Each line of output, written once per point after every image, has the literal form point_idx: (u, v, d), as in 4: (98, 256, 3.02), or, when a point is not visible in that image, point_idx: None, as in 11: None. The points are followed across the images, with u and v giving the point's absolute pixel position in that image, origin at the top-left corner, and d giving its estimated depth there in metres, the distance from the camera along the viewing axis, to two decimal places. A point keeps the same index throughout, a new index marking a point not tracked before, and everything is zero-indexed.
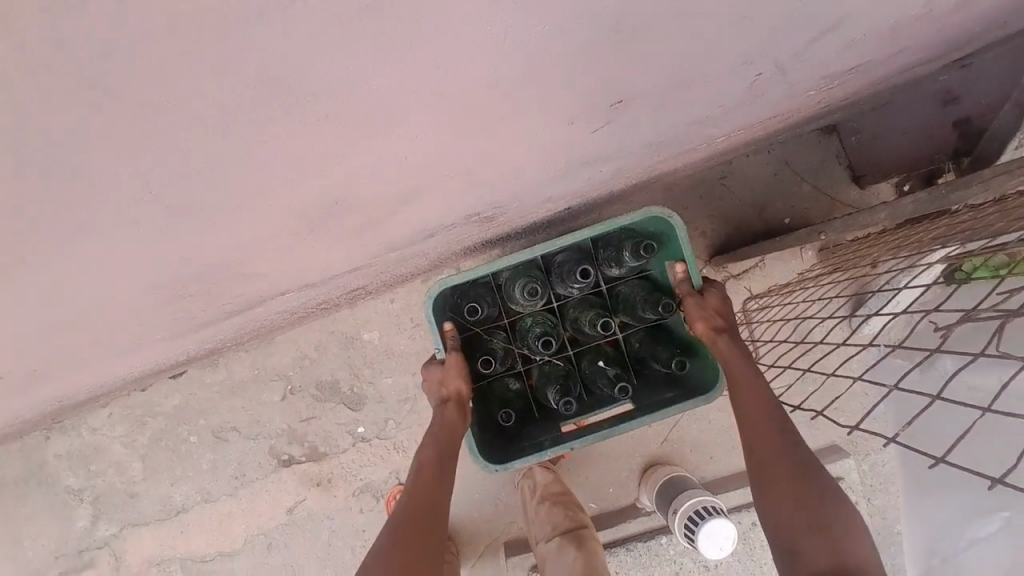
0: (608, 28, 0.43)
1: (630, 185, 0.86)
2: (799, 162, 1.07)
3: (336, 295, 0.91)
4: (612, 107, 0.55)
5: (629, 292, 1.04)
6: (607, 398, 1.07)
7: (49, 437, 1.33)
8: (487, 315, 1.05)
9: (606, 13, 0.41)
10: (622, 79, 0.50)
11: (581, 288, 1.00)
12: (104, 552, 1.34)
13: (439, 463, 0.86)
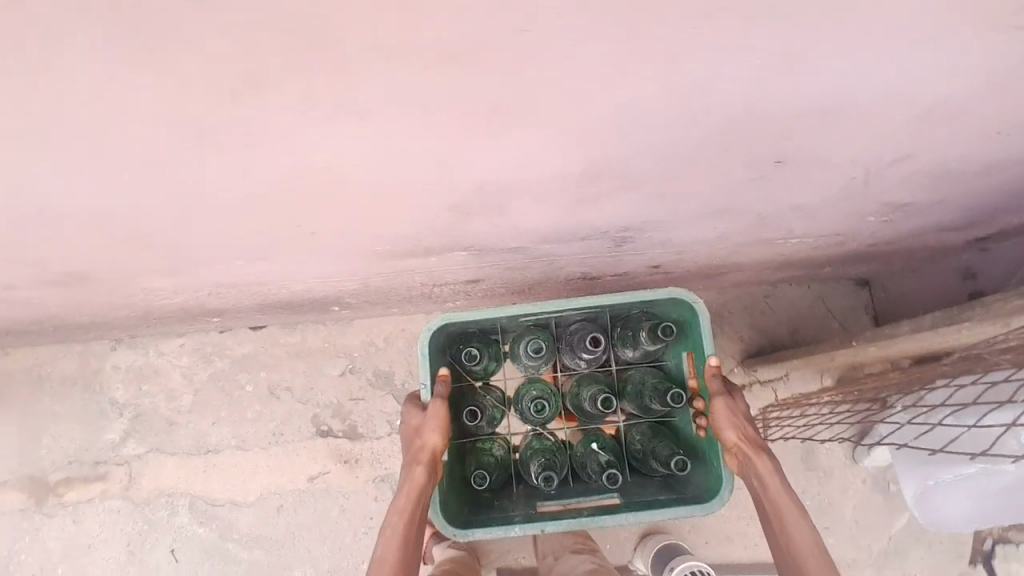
0: (810, 108, 0.51)
1: (704, 271, 1.07)
2: (832, 301, 1.32)
3: (436, 288, 1.09)
4: (772, 165, 0.59)
5: (638, 377, 1.16)
6: (598, 485, 1.15)
7: (114, 348, 1.44)
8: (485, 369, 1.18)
9: (819, 95, 0.49)
10: (795, 142, 0.55)
11: (588, 362, 1.14)
12: (122, 470, 1.41)
13: (410, 530, 0.95)
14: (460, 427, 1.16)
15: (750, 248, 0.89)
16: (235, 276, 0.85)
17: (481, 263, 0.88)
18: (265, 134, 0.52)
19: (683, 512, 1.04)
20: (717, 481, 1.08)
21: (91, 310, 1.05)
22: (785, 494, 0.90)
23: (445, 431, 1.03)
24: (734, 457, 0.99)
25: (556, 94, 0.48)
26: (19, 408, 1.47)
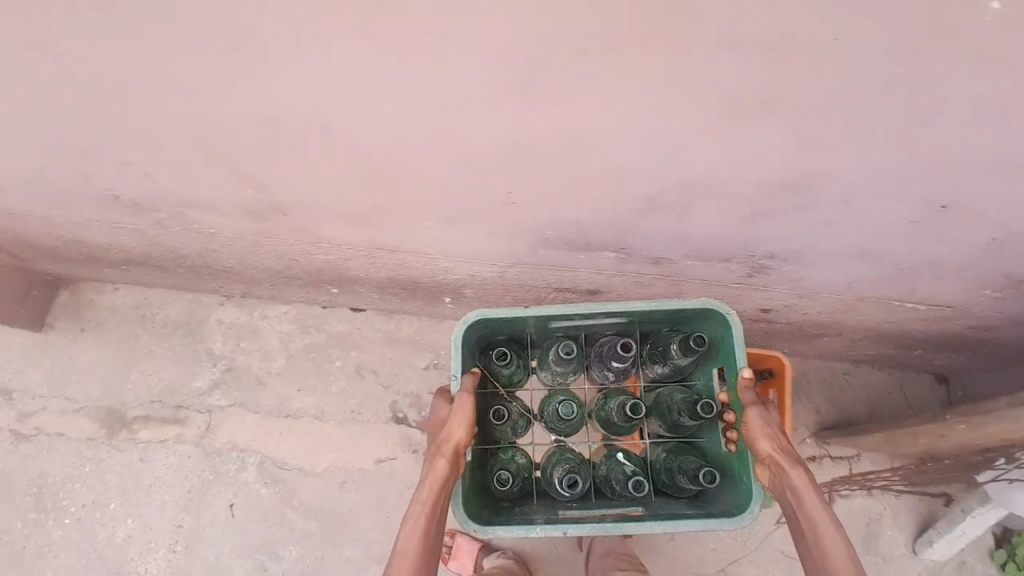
0: (990, 160, 0.61)
1: (802, 330, 1.15)
2: (909, 393, 1.38)
3: (548, 293, 1.18)
4: (934, 210, 0.69)
5: (667, 395, 1.18)
6: (621, 498, 1.14)
7: (223, 304, 1.55)
8: (513, 375, 1.20)
9: (1002, 148, 0.59)
10: (961, 190, 0.66)
11: (617, 375, 1.16)
12: (201, 416, 1.48)
13: (430, 524, 0.97)
14: (486, 430, 1.18)
15: (863, 305, 0.97)
16: (404, 240, 0.96)
17: (617, 272, 0.97)
18: (529, 117, 0.64)
19: (710, 525, 1.02)
20: (745, 497, 1.06)
21: (245, 253, 1.17)
22: (818, 504, 0.92)
23: (471, 426, 1.05)
24: (766, 467, 1.00)
25: (779, 111, 0.59)
26: (118, 342, 1.56)
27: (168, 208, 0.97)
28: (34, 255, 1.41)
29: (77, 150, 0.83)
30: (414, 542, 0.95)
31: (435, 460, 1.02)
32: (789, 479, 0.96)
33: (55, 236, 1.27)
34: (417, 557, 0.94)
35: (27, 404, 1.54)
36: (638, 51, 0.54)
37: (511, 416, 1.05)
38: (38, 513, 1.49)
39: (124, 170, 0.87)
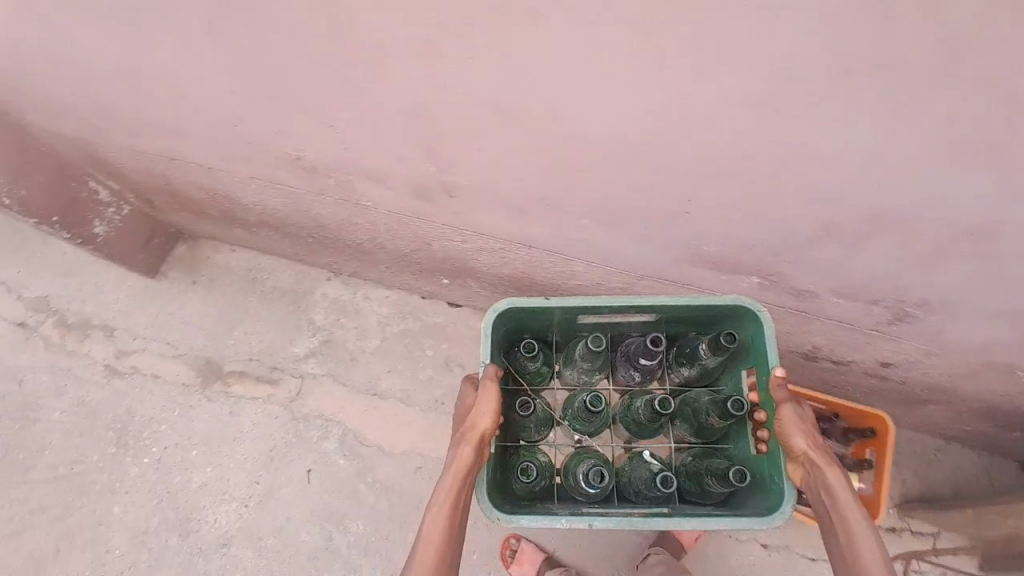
0: None
1: (908, 392, 1.16)
2: (999, 480, 1.35)
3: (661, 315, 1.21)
4: None
5: (694, 398, 1.19)
6: (645, 499, 1.13)
7: (328, 279, 1.62)
8: (539, 371, 1.22)
9: None
10: None
11: (643, 375, 1.17)
12: (294, 381, 1.55)
13: (454, 514, 0.97)
14: (511, 428, 1.19)
15: (987, 372, 0.99)
16: (549, 239, 1.02)
17: (747, 301, 1.01)
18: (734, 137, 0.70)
19: (741, 522, 0.99)
20: (777, 497, 1.04)
21: (382, 230, 1.24)
22: (850, 501, 0.92)
23: (495, 416, 1.05)
24: (799, 464, 1.00)
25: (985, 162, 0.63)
26: (224, 300, 1.63)
27: (337, 177, 1.04)
28: (171, 205, 1.50)
29: (283, 108, 0.89)
30: (440, 530, 0.95)
31: (460, 449, 1.02)
32: (825, 477, 0.96)
33: (203, 189, 1.35)
34: (442, 545, 0.93)
35: (128, 343, 1.61)
36: (922, 77, 0.55)
37: (537, 407, 1.06)
38: (120, 449, 1.54)
39: (318, 132, 0.92)
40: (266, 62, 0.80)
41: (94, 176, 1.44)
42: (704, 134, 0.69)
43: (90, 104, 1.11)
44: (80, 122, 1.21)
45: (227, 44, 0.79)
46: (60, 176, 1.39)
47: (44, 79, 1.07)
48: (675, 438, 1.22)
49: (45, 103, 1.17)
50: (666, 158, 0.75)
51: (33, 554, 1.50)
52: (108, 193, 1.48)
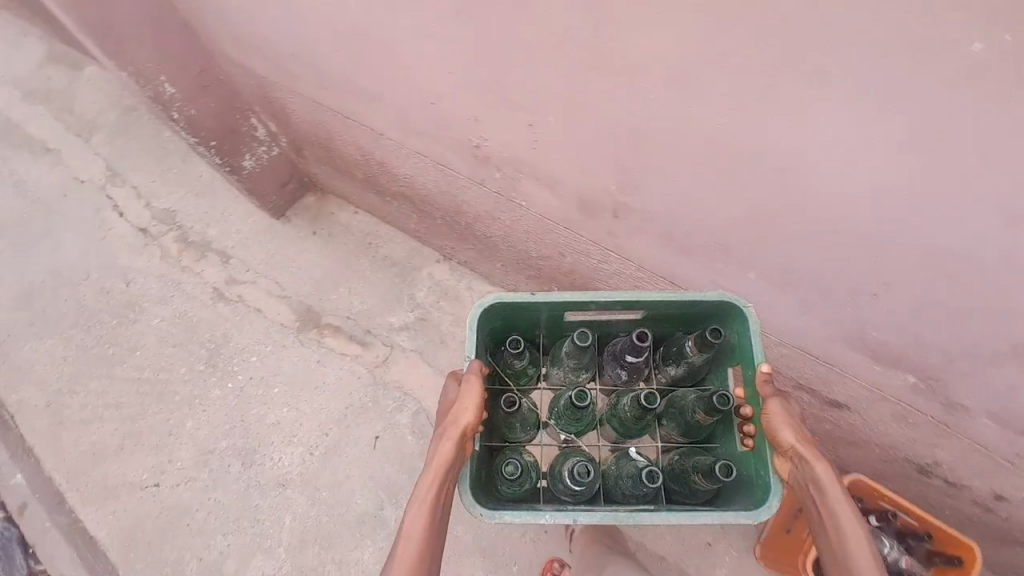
0: None
1: (1010, 530, 1.11)
2: None
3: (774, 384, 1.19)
4: None
5: (682, 397, 1.12)
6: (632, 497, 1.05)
7: (437, 262, 1.67)
8: (521, 372, 1.16)
9: None
10: None
11: (629, 374, 1.11)
12: (383, 349, 1.59)
13: (436, 510, 0.92)
14: (496, 427, 1.12)
15: None
16: (702, 281, 1.03)
17: (880, 397, 0.99)
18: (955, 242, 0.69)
19: (729, 517, 0.89)
20: (764, 492, 0.95)
21: (521, 230, 1.26)
22: (839, 497, 0.85)
23: (478, 409, 0.98)
24: (787, 457, 0.92)
25: None
26: (337, 255, 1.69)
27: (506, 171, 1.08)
28: (317, 157, 1.58)
29: (493, 98, 0.92)
30: (422, 529, 0.90)
31: (442, 445, 0.96)
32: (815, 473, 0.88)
33: (359, 149, 1.41)
34: (425, 543, 0.89)
35: (240, 273, 1.68)
36: None
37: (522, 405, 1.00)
38: (206, 368, 1.60)
39: (515, 128, 0.96)
40: (502, 55, 0.84)
41: (257, 114, 1.52)
42: (937, 229, 0.69)
43: (296, 51, 1.19)
44: (273, 63, 1.28)
45: (471, 25, 0.82)
46: (227, 107, 1.47)
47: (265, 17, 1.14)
48: (662, 439, 1.14)
49: (248, 38, 1.24)
50: (874, 237, 0.74)
51: (99, 447, 1.56)
52: (265, 132, 1.56)
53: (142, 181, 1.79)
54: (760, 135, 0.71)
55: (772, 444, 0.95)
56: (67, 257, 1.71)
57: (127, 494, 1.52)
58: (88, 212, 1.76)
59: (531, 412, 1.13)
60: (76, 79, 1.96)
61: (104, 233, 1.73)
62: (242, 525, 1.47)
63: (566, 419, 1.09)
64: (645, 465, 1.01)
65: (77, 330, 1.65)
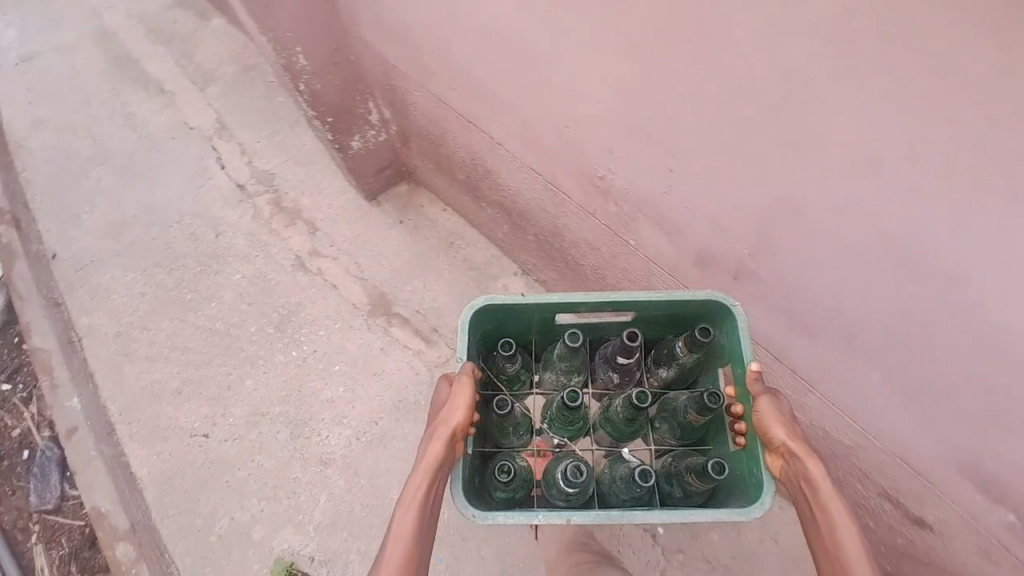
0: None
1: None
2: None
3: (855, 482, 1.12)
4: None
5: (674, 399, 1.14)
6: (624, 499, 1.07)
7: (514, 275, 1.66)
8: (513, 377, 1.19)
9: None
10: None
11: (620, 375, 1.13)
12: (446, 351, 1.59)
13: (424, 513, 0.92)
14: (490, 432, 1.14)
15: None
16: (810, 364, 0.99)
17: (982, 529, 0.92)
18: None
19: (718, 513, 0.89)
20: (757, 489, 0.95)
21: (619, 266, 1.24)
22: (831, 494, 0.84)
23: (468, 414, 0.97)
24: (778, 453, 0.91)
25: None
26: (419, 248, 1.70)
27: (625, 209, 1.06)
28: (423, 151, 1.60)
29: (639, 138, 0.91)
30: (411, 531, 0.90)
31: (431, 448, 0.95)
32: (808, 471, 0.87)
33: (469, 153, 1.41)
34: (413, 546, 0.89)
35: (323, 247, 1.71)
36: None
37: (513, 408, 1.02)
38: (276, 332, 1.63)
39: (652, 170, 0.94)
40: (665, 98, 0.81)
41: (376, 99, 1.54)
42: None
43: (436, 53, 1.20)
44: (408, 55, 1.29)
45: (642, 65, 0.80)
46: (350, 88, 1.49)
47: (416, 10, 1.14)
48: (656, 442, 1.15)
49: (391, 28, 1.25)
50: None
51: (158, 386, 1.58)
52: (379, 118, 1.59)
53: (248, 138, 1.84)
54: (937, 241, 0.67)
55: (764, 442, 0.94)
56: (166, 198, 1.76)
57: (175, 439, 1.52)
58: (193, 157, 1.82)
59: (524, 417, 1.16)
60: (201, 26, 2.00)
61: (205, 182, 1.79)
62: (279, 494, 1.48)
63: (559, 421, 1.11)
64: (637, 465, 1.02)
65: (161, 269, 1.69)
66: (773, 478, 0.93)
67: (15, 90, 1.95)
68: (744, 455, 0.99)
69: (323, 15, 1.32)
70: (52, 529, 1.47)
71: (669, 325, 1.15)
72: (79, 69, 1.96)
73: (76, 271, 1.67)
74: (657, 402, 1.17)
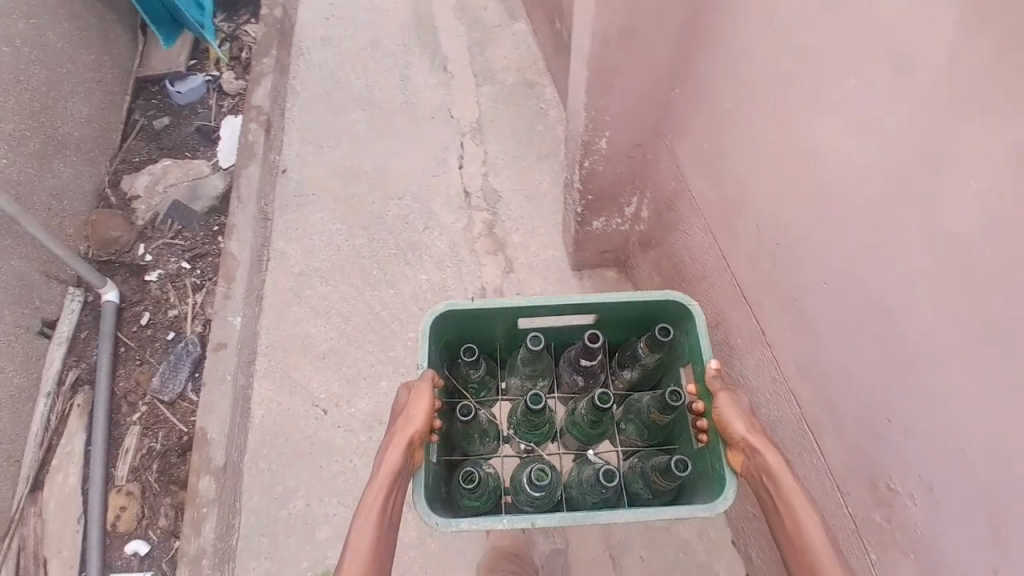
0: None
1: None
2: None
3: None
4: None
5: (637, 399, 1.28)
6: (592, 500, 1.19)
7: None
8: (477, 384, 1.34)
9: None
10: None
11: (584, 377, 1.28)
12: None
13: (382, 518, 1.02)
14: (456, 441, 1.29)
15: None
16: None
17: None
18: None
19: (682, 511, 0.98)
20: (718, 483, 1.04)
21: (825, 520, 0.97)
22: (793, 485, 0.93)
23: (424, 421, 1.07)
24: (739, 449, 1.00)
25: None
26: None
27: (893, 535, 0.83)
28: (654, 263, 1.44)
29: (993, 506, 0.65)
30: (369, 537, 0.99)
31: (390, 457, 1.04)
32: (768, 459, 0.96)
33: (714, 313, 1.19)
34: (373, 553, 0.98)
35: (509, 292, 1.66)
36: None
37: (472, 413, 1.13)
38: None
39: (983, 544, 0.68)
40: None
41: (644, 200, 1.37)
42: None
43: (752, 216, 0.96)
44: (718, 205, 1.06)
45: None
46: (629, 179, 1.31)
47: (753, 179, 0.94)
48: (622, 442, 1.29)
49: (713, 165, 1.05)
50: None
51: (309, 339, 1.59)
52: (633, 213, 1.42)
53: (495, 151, 1.89)
54: None
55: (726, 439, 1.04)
56: (401, 168, 1.85)
57: (299, 398, 1.51)
58: (442, 140, 1.91)
59: (491, 425, 1.30)
60: (505, 24, 2.14)
61: (440, 172, 1.85)
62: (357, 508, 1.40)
63: (525, 426, 1.25)
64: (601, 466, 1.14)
65: (363, 234, 1.73)
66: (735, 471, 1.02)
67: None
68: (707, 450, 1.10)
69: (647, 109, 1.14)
70: (156, 419, 1.50)
71: (628, 329, 1.32)
72: (384, 10, 2.15)
73: (294, 195, 1.79)
74: (622, 402, 1.32)
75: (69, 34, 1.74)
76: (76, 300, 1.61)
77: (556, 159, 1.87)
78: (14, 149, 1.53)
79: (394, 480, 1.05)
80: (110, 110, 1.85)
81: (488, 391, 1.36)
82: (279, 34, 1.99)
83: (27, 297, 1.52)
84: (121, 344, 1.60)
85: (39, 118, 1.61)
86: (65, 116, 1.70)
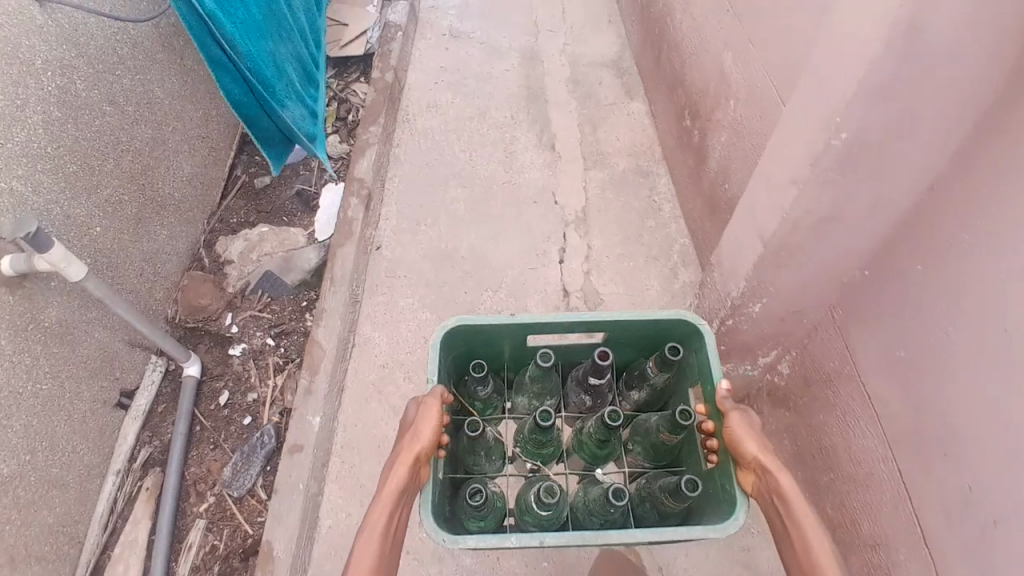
0: None
1: None
2: None
3: None
4: None
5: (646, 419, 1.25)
6: (601, 521, 1.16)
7: None
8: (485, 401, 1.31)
9: None
10: None
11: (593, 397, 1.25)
12: None
13: (385, 537, 1.01)
14: (463, 459, 1.25)
15: None
16: None
17: None
18: None
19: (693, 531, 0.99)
20: (730, 504, 1.06)
21: None
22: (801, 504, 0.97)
23: (430, 439, 1.06)
24: (751, 470, 1.04)
25: None
26: None
27: None
28: (786, 422, 1.19)
29: None
30: (371, 557, 0.98)
31: (393, 475, 1.04)
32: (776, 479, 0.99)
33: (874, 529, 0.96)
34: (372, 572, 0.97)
35: None
36: None
37: (483, 431, 1.09)
38: None
39: None
40: None
41: (786, 355, 1.14)
42: None
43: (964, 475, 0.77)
44: (913, 417, 0.85)
45: None
46: (773, 336, 1.11)
47: (976, 428, 0.74)
48: (630, 464, 1.27)
49: (916, 382, 0.84)
50: None
51: (385, 445, 1.47)
52: (767, 363, 1.20)
53: (599, 246, 1.74)
54: None
55: (738, 460, 1.06)
56: (499, 257, 1.74)
57: None
58: (545, 229, 1.79)
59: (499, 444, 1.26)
60: (620, 102, 2.05)
61: (538, 265, 1.72)
62: None
63: (533, 445, 1.23)
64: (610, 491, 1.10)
65: None
66: (747, 492, 1.05)
67: (435, 59, 2.17)
68: (718, 471, 1.11)
69: (825, 284, 0.96)
70: (221, 514, 1.42)
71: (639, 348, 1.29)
72: (499, 80, 2.12)
73: (386, 276, 1.72)
74: (630, 422, 1.29)
75: (178, 91, 1.69)
76: (157, 370, 1.58)
77: (667, 261, 1.70)
78: (108, 215, 1.47)
79: (399, 497, 1.04)
80: (209, 168, 1.83)
81: (496, 407, 1.33)
82: (389, 101, 1.98)
83: (107, 369, 1.47)
84: (196, 423, 1.53)
85: (138, 179, 1.56)
86: (166, 176, 1.66)
